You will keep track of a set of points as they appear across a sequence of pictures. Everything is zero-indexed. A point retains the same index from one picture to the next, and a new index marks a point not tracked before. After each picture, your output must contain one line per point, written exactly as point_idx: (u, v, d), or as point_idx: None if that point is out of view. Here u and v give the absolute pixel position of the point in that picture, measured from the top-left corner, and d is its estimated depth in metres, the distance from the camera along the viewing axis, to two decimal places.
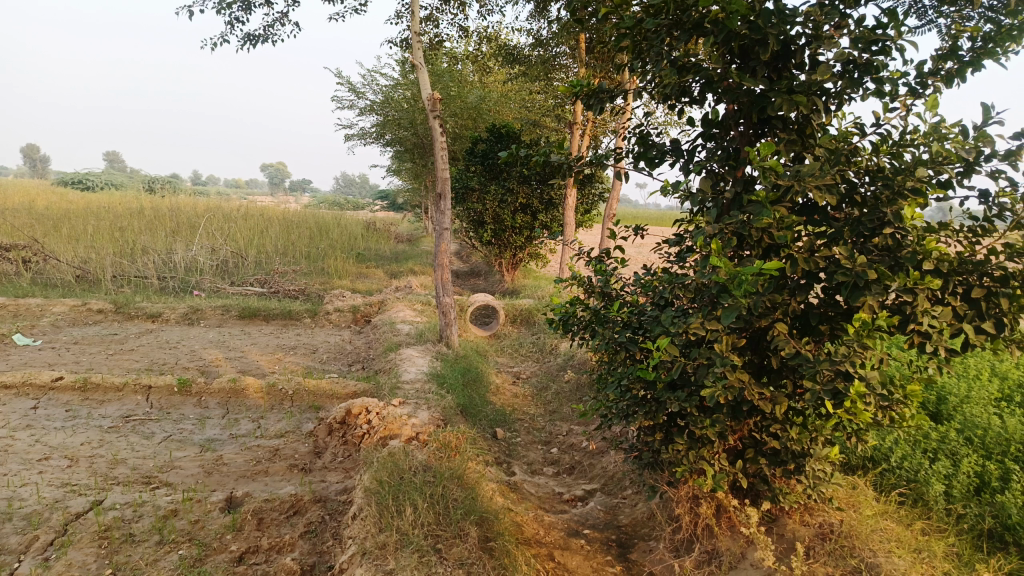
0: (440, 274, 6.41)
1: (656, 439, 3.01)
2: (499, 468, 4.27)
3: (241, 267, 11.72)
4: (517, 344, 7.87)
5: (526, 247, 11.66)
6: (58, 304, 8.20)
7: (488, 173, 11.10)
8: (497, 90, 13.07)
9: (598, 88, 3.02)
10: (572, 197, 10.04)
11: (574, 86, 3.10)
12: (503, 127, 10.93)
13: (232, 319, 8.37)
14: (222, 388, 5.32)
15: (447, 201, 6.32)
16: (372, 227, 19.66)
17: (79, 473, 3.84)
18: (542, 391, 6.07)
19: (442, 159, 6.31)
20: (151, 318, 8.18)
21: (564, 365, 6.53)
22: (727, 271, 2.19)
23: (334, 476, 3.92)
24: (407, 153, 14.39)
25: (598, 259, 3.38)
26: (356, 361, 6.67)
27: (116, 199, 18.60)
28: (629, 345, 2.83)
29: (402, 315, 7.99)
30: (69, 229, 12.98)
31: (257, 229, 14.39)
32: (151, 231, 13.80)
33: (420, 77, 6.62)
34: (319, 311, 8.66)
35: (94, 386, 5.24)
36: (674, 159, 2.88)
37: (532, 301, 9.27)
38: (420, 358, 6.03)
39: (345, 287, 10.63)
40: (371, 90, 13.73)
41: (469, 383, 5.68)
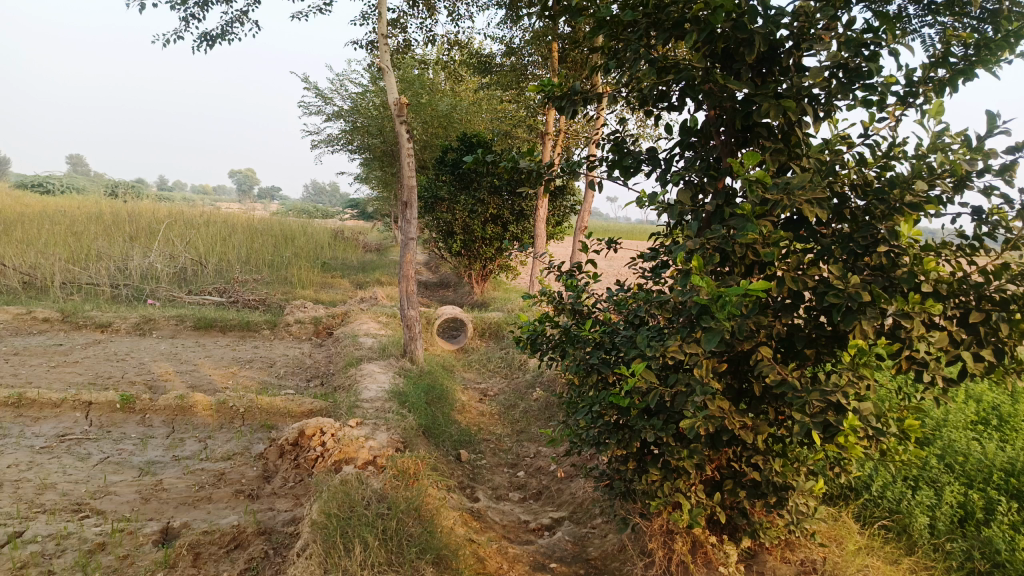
0: (404, 285, 6.16)
1: (628, 469, 2.80)
2: (461, 494, 4.03)
3: (200, 275, 11.34)
4: (485, 360, 7.64)
5: (496, 259, 11.45)
6: (1, 312, 7.77)
7: (457, 183, 10.90)
8: (468, 99, 12.88)
9: (571, 90, 2.83)
10: (543, 208, 9.87)
11: (546, 88, 2.90)
12: (474, 136, 10.74)
13: (187, 329, 8.01)
14: (168, 405, 5.00)
15: (414, 210, 6.09)
16: (340, 236, 19.31)
17: (0, 499, 3.49)
18: (509, 409, 5.85)
19: (408, 166, 6.08)
20: (101, 328, 7.79)
21: (532, 383, 6.31)
22: (710, 291, 1.99)
23: (283, 504, 3.64)
24: (376, 161, 14.12)
25: (568, 273, 3.18)
26: (315, 376, 6.38)
27: (74, 203, 18.01)
28: (601, 368, 2.62)
29: (366, 328, 7.71)
30: (21, 233, 12.46)
31: (219, 236, 13.97)
32: (108, 236, 13.31)
33: (387, 82, 6.39)
34: (280, 323, 8.33)
35: (29, 402, 4.89)
36: (650, 168, 2.70)
37: (501, 315, 9.04)
38: (382, 373, 5.77)
39: (308, 298, 10.30)
40: (339, 96, 13.45)
41: (433, 402, 5.43)
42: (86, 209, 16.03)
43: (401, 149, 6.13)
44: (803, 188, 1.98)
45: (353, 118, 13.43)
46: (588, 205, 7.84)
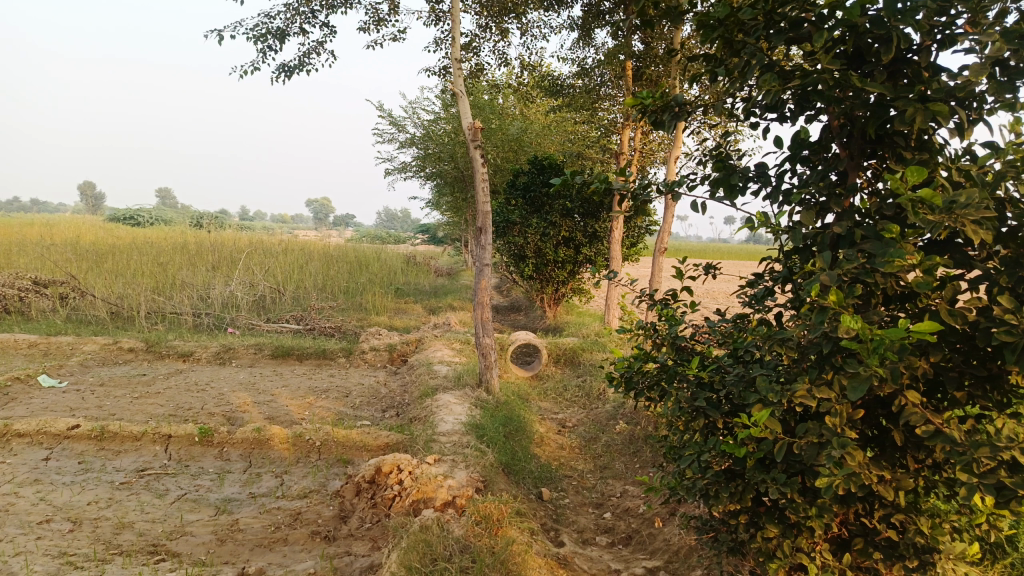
0: (479, 313, 5.97)
1: (739, 524, 2.50)
2: (546, 537, 3.76)
3: (278, 303, 11.51)
4: (562, 388, 7.37)
5: (569, 282, 11.19)
6: (90, 342, 7.99)
7: (529, 206, 10.73)
8: (539, 121, 12.76)
9: (672, 99, 2.56)
10: (618, 230, 9.58)
11: (642, 99, 2.61)
12: (545, 158, 10.58)
13: (265, 358, 8.04)
14: (245, 438, 4.92)
15: (488, 235, 5.91)
16: (412, 262, 19.44)
17: (80, 539, 3.44)
18: (591, 442, 5.55)
19: (482, 190, 5.92)
20: (182, 357, 7.90)
21: (614, 414, 6.00)
22: (860, 330, 1.70)
23: (360, 548, 3.47)
24: (447, 186, 14.13)
25: (664, 302, 2.92)
26: (390, 406, 6.24)
27: (161, 234, 18.71)
28: (709, 411, 2.34)
29: (440, 356, 7.56)
30: (111, 265, 12.96)
31: (296, 264, 14.22)
32: (192, 266, 13.72)
33: (460, 105, 6.27)
34: (355, 350, 8.28)
35: (111, 435, 4.90)
36: (759, 185, 2.42)
37: (577, 340, 8.76)
38: (459, 405, 5.57)
39: (382, 325, 10.28)
40: (411, 122, 13.54)
41: (512, 436, 5.19)
42: (172, 240, 16.61)
43: (475, 174, 5.98)
44: (969, 207, 1.67)
45: (424, 144, 13.49)
46: (667, 226, 7.49)
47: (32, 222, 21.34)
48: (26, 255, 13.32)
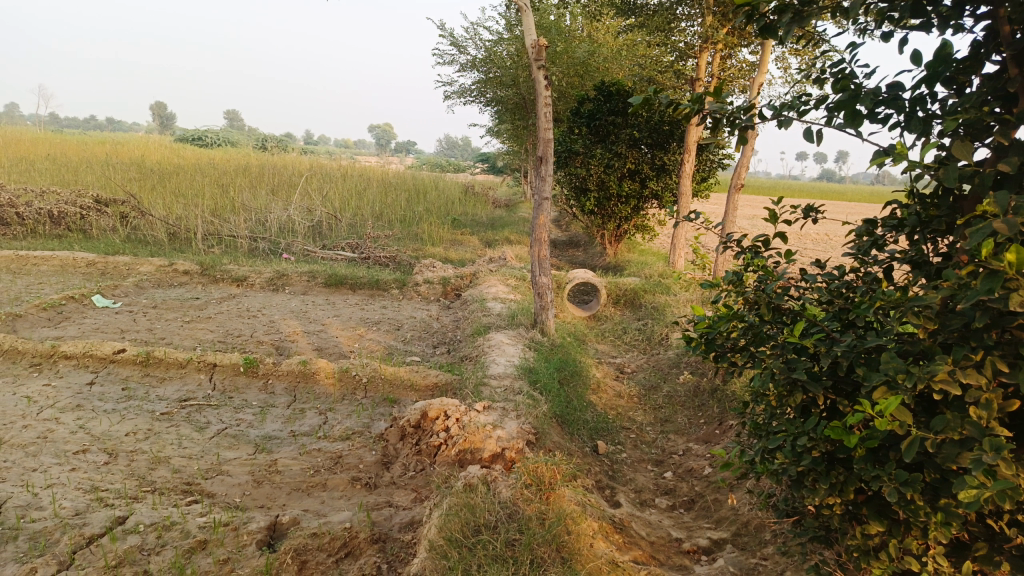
0: (536, 249, 5.58)
1: (834, 516, 2.13)
2: (600, 497, 3.46)
3: (334, 230, 11.36)
4: (621, 330, 7.01)
5: (632, 218, 10.65)
6: (146, 263, 7.96)
7: (594, 135, 10.18)
8: (608, 44, 11.98)
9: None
10: (690, 163, 8.95)
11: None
12: (613, 85, 9.95)
13: (318, 286, 7.88)
14: (291, 371, 4.73)
15: (550, 166, 5.48)
16: (471, 192, 19.06)
17: (114, 473, 3.31)
18: (651, 392, 5.21)
19: (546, 117, 5.46)
20: (236, 282, 7.80)
21: (680, 363, 5.63)
22: None
23: (402, 498, 3.24)
24: (508, 113, 13.58)
25: (754, 249, 2.49)
26: (442, 342, 5.99)
27: (223, 156, 18.73)
28: (809, 386, 1.96)
29: (495, 291, 7.25)
30: (173, 186, 12.99)
31: (354, 191, 14.02)
32: (251, 189, 13.65)
33: (525, 21, 5.74)
34: (408, 282, 8.04)
35: (157, 361, 4.79)
36: (893, 112, 1.95)
37: (639, 279, 8.30)
38: (512, 345, 5.26)
39: (437, 256, 10.01)
40: (473, 44, 12.91)
41: (567, 383, 4.87)
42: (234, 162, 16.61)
43: (538, 97, 5.51)
44: None
45: (485, 68, 12.89)
46: (745, 159, 6.88)
47: (102, 140, 21.65)
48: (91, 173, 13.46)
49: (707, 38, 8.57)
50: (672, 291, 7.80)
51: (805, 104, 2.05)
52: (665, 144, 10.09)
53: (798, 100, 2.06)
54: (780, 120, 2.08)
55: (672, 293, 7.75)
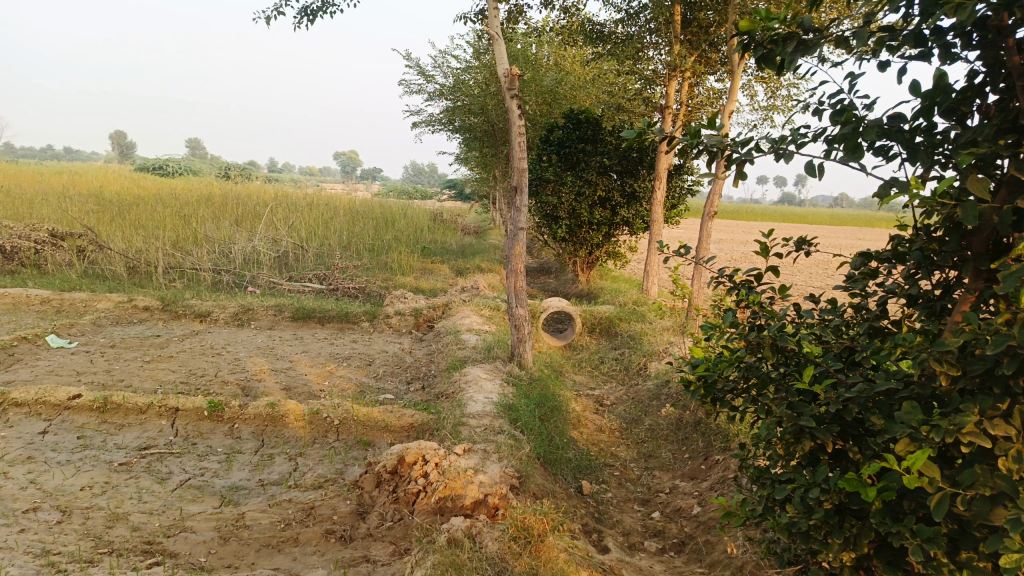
0: (512, 281, 5.46)
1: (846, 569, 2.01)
2: (588, 542, 3.31)
3: (301, 261, 11.13)
4: (597, 360, 6.90)
5: (604, 245, 10.60)
6: (104, 299, 7.66)
7: (565, 163, 10.16)
8: (576, 72, 12.03)
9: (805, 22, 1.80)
10: (662, 190, 8.95)
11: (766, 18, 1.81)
12: (582, 112, 9.98)
13: (285, 320, 7.64)
14: (258, 414, 4.51)
15: (525, 196, 5.38)
16: (439, 219, 18.93)
17: (67, 534, 3.07)
18: (633, 426, 5.09)
19: (520, 146, 5.37)
20: (199, 318, 7.53)
21: (661, 395, 5.52)
22: None
23: (380, 552, 3.06)
24: (476, 141, 13.53)
25: (743, 285, 2.39)
26: (415, 377, 5.81)
27: (186, 186, 18.36)
28: (819, 434, 1.86)
29: (469, 322, 7.10)
30: (134, 218, 12.63)
31: (321, 221, 13.80)
32: (215, 219, 13.35)
33: (497, 49, 5.68)
34: (379, 314, 7.84)
35: (115, 407, 4.53)
36: (895, 144, 1.88)
37: (614, 307, 8.22)
38: (489, 380, 5.10)
39: (407, 286, 9.84)
40: (440, 72, 12.87)
41: (547, 419, 4.73)
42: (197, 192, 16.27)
43: (512, 126, 5.42)
44: None
45: (454, 96, 12.84)
46: (718, 186, 6.87)
47: (58, 171, 21.07)
48: (47, 205, 13.03)
49: (675, 66, 8.62)
50: (647, 319, 7.72)
51: (804, 138, 1.96)
52: (635, 170, 10.09)
53: (797, 133, 1.97)
54: (779, 154, 1.99)
55: (647, 321, 7.68)
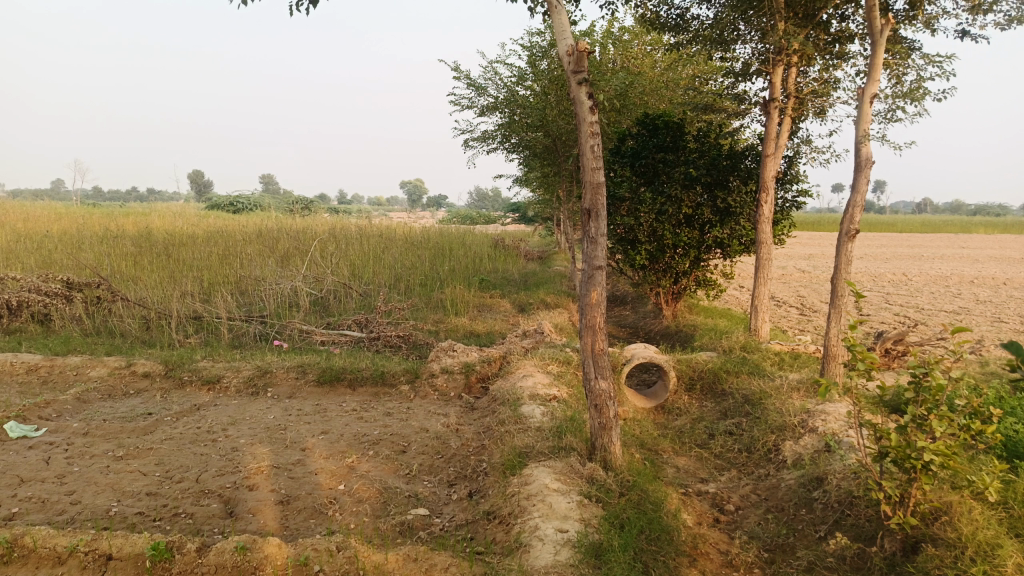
0: (588, 342, 3.84)
1: None
2: None
3: (344, 303, 9.81)
4: (705, 435, 5.22)
5: (693, 272, 8.89)
6: (99, 366, 6.42)
7: (641, 177, 8.56)
8: (646, 76, 10.42)
9: None
10: (769, 203, 7.22)
11: None
12: (659, 116, 8.43)
13: (308, 385, 6.22)
14: (222, 565, 3.05)
15: (603, 221, 3.81)
16: (501, 246, 17.49)
17: None
18: (780, 564, 3.40)
19: (593, 153, 3.79)
20: (206, 385, 6.19)
21: (813, 505, 3.84)
22: None
23: None
24: (536, 159, 12.04)
25: None
26: (463, 476, 4.27)
27: (236, 222, 17.51)
28: None
29: (532, 384, 5.52)
30: (172, 260, 11.64)
31: (371, 254, 12.54)
32: (258, 255, 12.24)
33: (556, 21, 4.11)
34: (422, 374, 6.34)
35: (24, 555, 3.17)
36: None
37: (716, 355, 6.51)
38: (562, 494, 3.52)
39: (461, 334, 8.36)
40: (494, 84, 11.40)
41: (651, 567, 3.12)
42: (247, 228, 15.33)
43: (581, 125, 3.85)
44: None
45: (508, 110, 11.32)
46: (860, 196, 5.11)
47: (114, 212, 20.62)
48: (83, 251, 12.13)
49: (779, 49, 6.94)
50: (765, 372, 5.99)
51: None
52: (727, 181, 8.35)
53: None
54: None
55: (764, 374, 5.95)
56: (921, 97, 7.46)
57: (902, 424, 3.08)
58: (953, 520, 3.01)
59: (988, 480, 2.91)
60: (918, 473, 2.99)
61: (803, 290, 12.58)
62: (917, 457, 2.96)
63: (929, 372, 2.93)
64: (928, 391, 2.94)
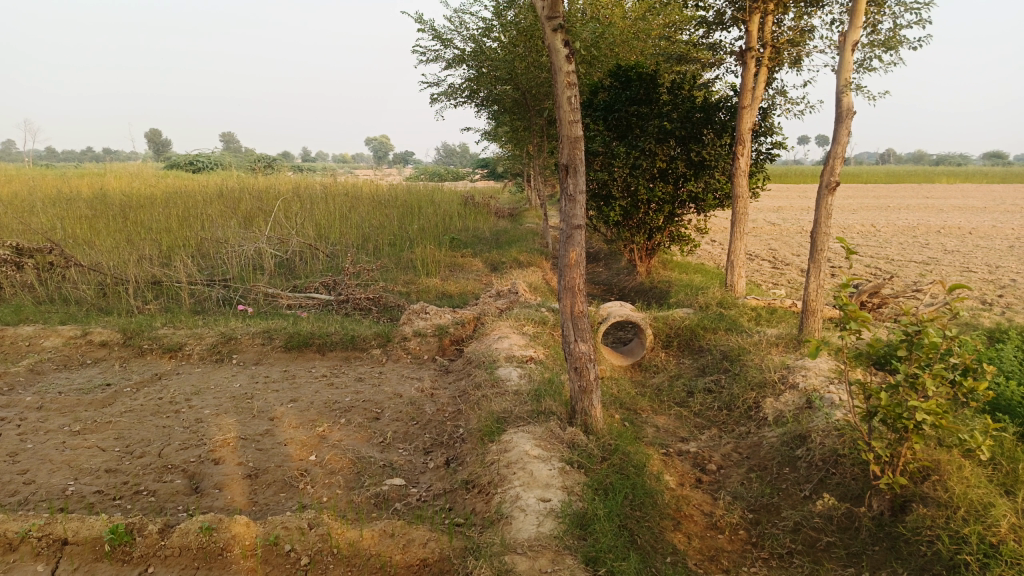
0: (567, 303, 3.69)
1: None
2: None
3: (310, 265, 9.53)
4: (683, 394, 5.15)
5: (666, 228, 8.77)
6: (54, 336, 6.13)
7: (614, 131, 8.38)
8: (617, 26, 10.14)
9: None
10: (745, 156, 7.08)
11: None
12: (632, 67, 8.20)
13: (275, 351, 6.01)
14: (186, 547, 2.88)
15: (581, 177, 3.62)
16: (470, 204, 17.22)
17: None
18: (765, 524, 3.33)
19: (570, 105, 3.58)
20: (168, 354, 5.94)
21: (797, 463, 3.77)
22: None
23: None
24: (505, 113, 11.74)
25: None
26: (439, 444, 4.12)
27: (197, 182, 16.95)
28: None
29: (508, 346, 5.38)
30: (129, 223, 11.21)
31: (338, 213, 12.22)
32: (220, 216, 11.84)
33: None
34: (393, 337, 6.16)
35: None
36: None
37: (693, 311, 6.42)
38: (543, 462, 3.40)
39: (432, 295, 8.17)
40: (461, 36, 10.99)
41: (636, 534, 3.03)
42: (208, 188, 14.85)
43: (557, 75, 3.63)
44: None
45: (476, 63, 10.97)
46: (840, 148, 4.98)
47: (67, 173, 19.84)
48: (35, 214, 11.63)
49: None
50: (742, 328, 5.91)
51: None
52: (701, 134, 8.14)
53: None
54: None
55: (741, 331, 5.88)
56: (898, 45, 7.29)
57: (893, 383, 3.00)
58: (942, 480, 2.96)
59: (980, 439, 2.85)
60: (909, 433, 2.92)
61: (774, 244, 12.56)
62: (909, 417, 2.88)
63: (923, 330, 2.87)
64: (921, 349, 2.89)
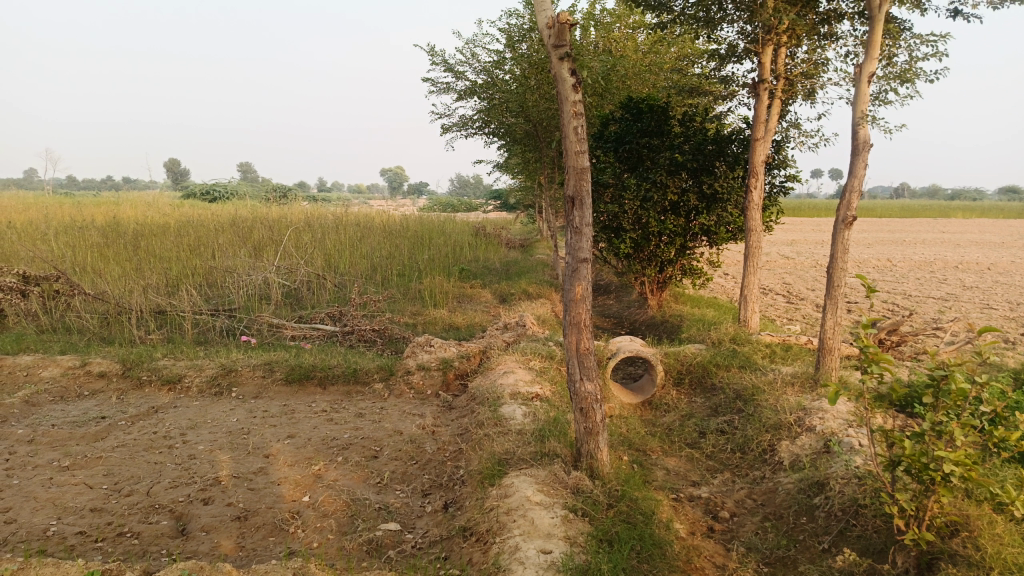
0: (573, 340, 3.53)
1: None
2: None
3: (317, 295, 9.43)
4: (695, 435, 4.95)
5: (678, 261, 8.61)
6: (52, 366, 6.02)
7: (625, 162, 8.28)
8: (629, 58, 10.10)
9: None
10: (759, 188, 6.95)
11: None
12: (643, 99, 8.12)
13: (276, 384, 5.87)
14: None
15: (588, 210, 3.50)
16: (481, 234, 17.15)
17: None
18: None
19: (576, 134, 3.47)
20: (167, 386, 5.82)
21: (815, 513, 3.57)
22: None
23: None
24: (516, 145, 11.70)
25: None
26: (438, 486, 3.95)
27: (209, 211, 17.00)
28: None
29: (513, 382, 5.22)
30: (138, 251, 11.18)
31: (347, 243, 12.16)
32: (229, 244, 11.80)
33: None
34: (397, 371, 6.00)
35: None
36: None
37: (705, 347, 6.23)
38: (545, 508, 3.22)
39: (439, 328, 8.03)
40: (472, 67, 11.00)
41: None
42: (220, 217, 14.86)
43: (563, 104, 3.52)
44: None
45: (487, 94, 10.96)
46: (857, 181, 4.83)
47: (82, 201, 19.97)
48: (46, 241, 11.64)
49: (769, 28, 6.65)
50: (756, 366, 5.72)
51: None
52: (713, 167, 8.03)
53: None
54: None
55: (755, 368, 5.68)
56: (914, 78, 7.18)
57: (917, 431, 2.81)
58: (972, 537, 2.75)
59: (1013, 493, 2.66)
60: (936, 485, 2.73)
61: (788, 278, 12.36)
62: (935, 468, 2.70)
63: (949, 375, 2.69)
64: (948, 395, 2.71)
